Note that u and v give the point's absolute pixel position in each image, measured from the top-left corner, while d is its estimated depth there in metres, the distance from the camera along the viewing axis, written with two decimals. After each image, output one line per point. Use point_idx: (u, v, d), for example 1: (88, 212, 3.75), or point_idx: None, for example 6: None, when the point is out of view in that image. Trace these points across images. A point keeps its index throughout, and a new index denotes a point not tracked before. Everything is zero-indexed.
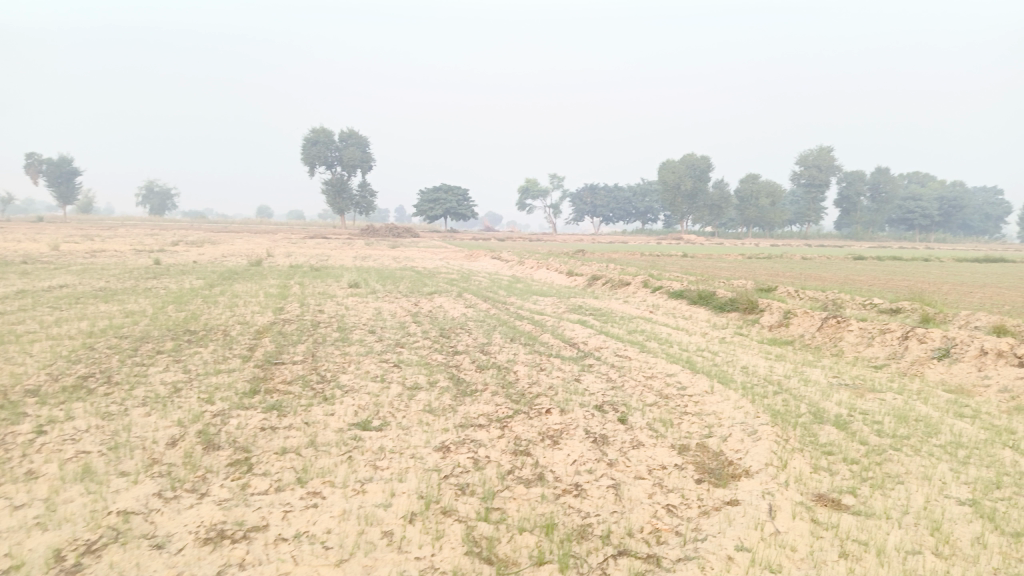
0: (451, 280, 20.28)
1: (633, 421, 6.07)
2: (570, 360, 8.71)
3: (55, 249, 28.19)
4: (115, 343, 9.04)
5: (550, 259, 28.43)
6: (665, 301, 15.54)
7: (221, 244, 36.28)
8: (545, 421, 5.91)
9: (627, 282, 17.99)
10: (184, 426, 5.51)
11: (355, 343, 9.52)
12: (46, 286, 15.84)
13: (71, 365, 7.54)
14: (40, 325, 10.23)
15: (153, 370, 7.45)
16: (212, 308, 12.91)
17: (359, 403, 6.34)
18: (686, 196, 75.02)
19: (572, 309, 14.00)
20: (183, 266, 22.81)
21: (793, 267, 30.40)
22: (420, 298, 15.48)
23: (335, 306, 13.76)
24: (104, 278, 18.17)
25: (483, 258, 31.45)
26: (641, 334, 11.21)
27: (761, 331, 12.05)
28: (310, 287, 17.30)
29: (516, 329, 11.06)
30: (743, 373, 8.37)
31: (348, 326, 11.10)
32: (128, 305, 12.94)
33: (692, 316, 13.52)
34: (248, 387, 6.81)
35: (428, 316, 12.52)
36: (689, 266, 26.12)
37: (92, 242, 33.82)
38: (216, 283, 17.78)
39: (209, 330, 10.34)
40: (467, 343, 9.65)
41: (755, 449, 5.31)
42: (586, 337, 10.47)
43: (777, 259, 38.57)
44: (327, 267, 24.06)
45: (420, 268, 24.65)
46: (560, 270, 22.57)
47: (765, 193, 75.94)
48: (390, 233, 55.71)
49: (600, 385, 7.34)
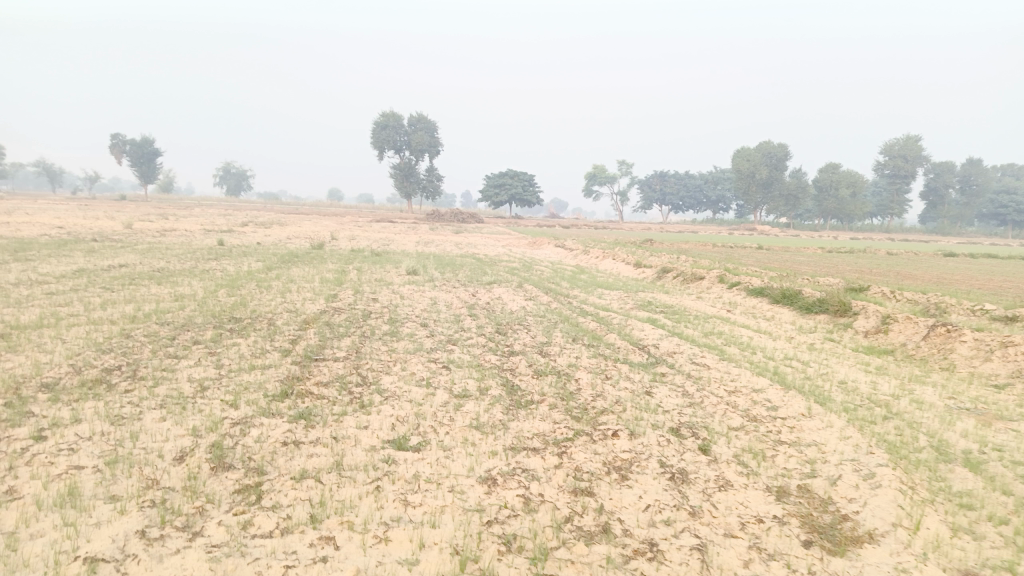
0: (512, 269, 19.49)
1: (717, 451, 5.10)
2: (640, 367, 7.73)
3: (128, 228, 28.72)
4: (153, 329, 8.56)
5: (616, 248, 27.21)
6: (744, 298, 14.33)
7: (287, 225, 36.50)
8: (611, 448, 5.00)
9: (700, 276, 16.81)
10: (196, 436, 4.84)
11: (403, 338, 8.78)
12: (108, 265, 15.79)
13: (100, 355, 7.04)
14: (85, 308, 9.88)
15: (183, 364, 6.87)
16: (264, 293, 12.43)
17: (399, 414, 5.57)
18: (760, 185, 72.07)
19: (642, 305, 12.96)
20: (246, 248, 22.73)
21: (878, 263, 28.29)
22: (478, 288, 14.71)
23: (391, 294, 13.15)
24: (166, 259, 18.09)
25: (547, 246, 30.50)
26: (718, 337, 10.13)
27: (855, 338, 10.76)
28: (368, 272, 16.77)
29: (579, 326, 10.14)
30: (843, 392, 7.21)
31: (399, 318, 10.37)
32: (181, 288, 12.59)
33: (775, 317, 12.31)
34: (280, 389, 6.12)
35: (485, 309, 11.72)
36: (765, 260, 24.50)
37: (165, 220, 34.62)
38: (274, 266, 17.43)
39: (255, 319, 9.79)
40: (525, 343, 8.76)
41: (875, 501, 4.26)
42: (657, 339, 9.47)
43: (860, 254, 36.26)
44: (388, 252, 23.57)
45: (482, 256, 23.90)
46: (628, 261, 21.48)
47: (845, 183, 72.28)
48: (454, 217, 55.35)
49: (676, 401, 6.37)
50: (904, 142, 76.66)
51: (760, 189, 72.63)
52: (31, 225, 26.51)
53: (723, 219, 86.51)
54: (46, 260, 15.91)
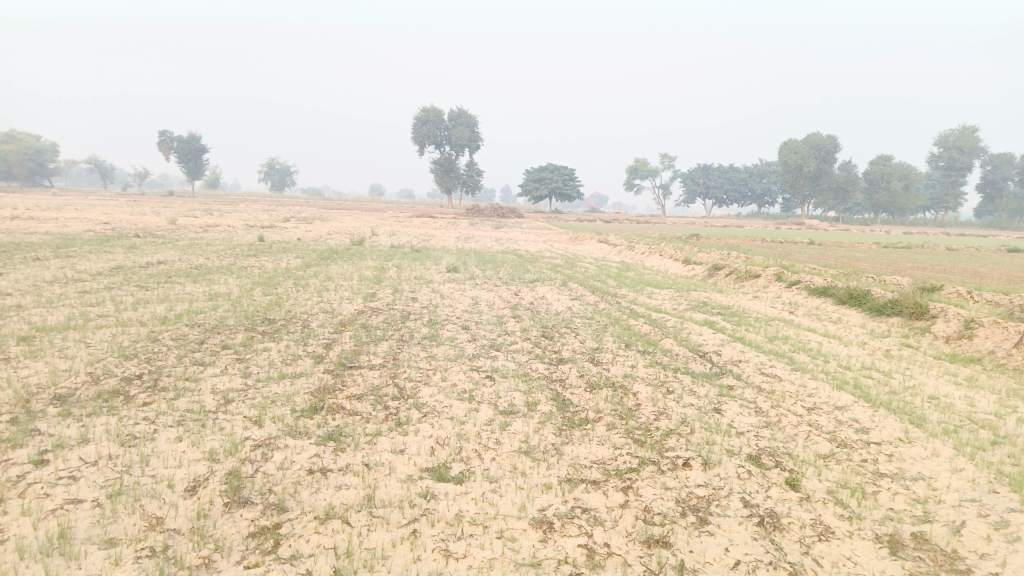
0: (556, 266, 18.82)
1: (809, 488, 4.37)
2: (704, 379, 6.98)
3: (173, 223, 28.89)
4: (183, 332, 8.12)
5: (663, 244, 26.32)
6: (806, 298, 13.41)
7: (328, 221, 36.38)
8: (685, 482, 4.31)
9: (756, 274, 15.90)
10: (213, 462, 4.31)
11: (444, 343, 8.17)
12: (147, 262, 15.59)
13: (122, 361, 6.58)
14: (116, 308, 9.52)
15: (209, 372, 6.38)
16: (300, 292, 11.98)
17: (439, 434, 4.95)
18: (808, 178, 69.90)
19: (696, 306, 12.14)
20: (286, 244, 22.52)
21: (937, 260, 26.80)
22: (521, 286, 14.06)
23: (431, 293, 12.59)
24: (206, 255, 17.91)
25: (589, 242, 29.73)
26: (785, 343, 9.30)
27: (935, 345, 9.78)
28: (408, 270, 16.26)
29: (632, 330, 9.42)
30: (938, 409, 6.34)
31: (439, 320, 9.78)
32: (217, 286, 12.22)
33: (842, 320, 11.40)
34: (308, 402, 5.56)
35: (529, 310, 11.06)
36: (821, 257, 23.37)
37: (208, 216, 34.83)
38: (313, 263, 17.06)
39: (289, 320, 9.30)
40: (575, 349, 8.07)
41: (1015, 561, 3.49)
42: (719, 345, 8.71)
43: (917, 249, 34.51)
44: (428, 248, 23.08)
45: (524, 252, 23.27)
46: (676, 257, 20.58)
47: (897, 176, 69.66)
48: (495, 212, 54.82)
49: (750, 423, 5.64)
50: (961, 133, 73.54)
51: (808, 182, 70.41)
52: (79, 221, 26.78)
53: (769, 213, 84.25)
54: (86, 257, 15.82)
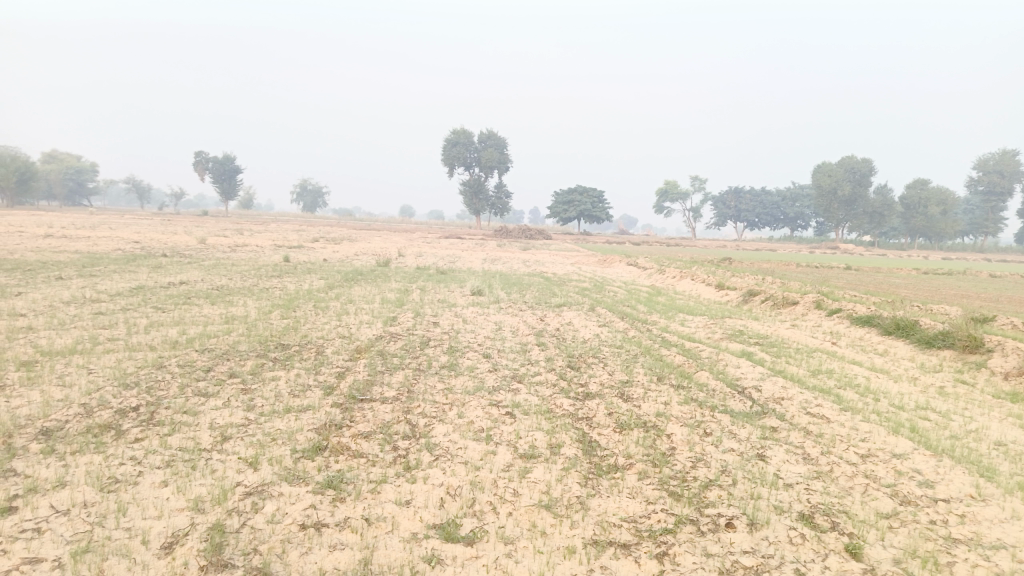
0: (584, 289, 18.31)
1: (873, 557, 3.78)
2: (743, 419, 6.40)
3: (202, 243, 29.02)
4: (191, 358, 7.77)
5: (694, 268, 25.71)
6: (848, 328, 12.72)
7: (356, 241, 36.32)
8: (729, 549, 3.75)
9: (793, 301, 15.21)
10: (197, 514, 3.86)
11: (463, 373, 7.68)
12: (169, 282, 15.44)
13: (121, 391, 6.21)
14: (127, 332, 9.22)
15: (210, 403, 5.98)
16: (319, 316, 11.63)
17: (450, 481, 4.47)
18: (842, 201, 68.56)
19: (732, 335, 11.52)
20: (311, 265, 22.33)
21: (982, 287, 25.69)
22: (547, 311, 13.58)
23: (453, 318, 12.17)
24: (229, 275, 17.75)
25: (619, 265, 29.18)
26: (829, 377, 8.66)
27: (993, 381, 9.03)
28: (431, 293, 15.86)
29: (664, 362, 8.86)
30: (1009, 459, 5.66)
31: (460, 348, 9.32)
32: (234, 308, 11.91)
33: (889, 352, 10.71)
34: (311, 440, 5.11)
35: (555, 337, 10.55)
36: (861, 283, 22.55)
37: (238, 236, 34.97)
38: (336, 285, 16.77)
39: (303, 346, 8.91)
40: (603, 382, 7.53)
41: None
42: (758, 380, 8.10)
43: (959, 276, 33.26)
44: (454, 270, 22.72)
45: (551, 275, 22.81)
46: (708, 282, 19.92)
47: (935, 200, 68.00)
48: (523, 234, 54.49)
49: (798, 473, 5.07)
50: (1001, 156, 71.74)
51: (842, 205, 69.07)
52: (111, 240, 27.03)
53: (801, 237, 82.79)
54: (109, 276, 15.73)
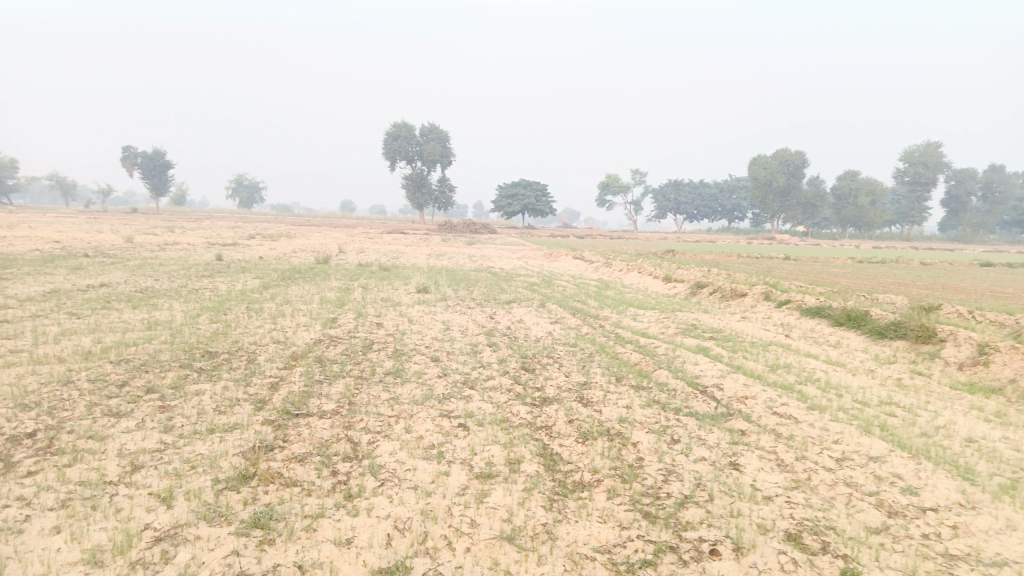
0: (532, 285, 17.86)
1: None
2: (710, 422, 6.03)
3: (129, 241, 27.51)
4: (103, 371, 6.95)
5: (640, 260, 25.68)
6: (799, 319, 12.61)
7: (294, 238, 35.03)
8: None
9: (742, 293, 15.08)
10: (92, 569, 3.21)
11: (410, 380, 7.10)
12: (88, 285, 14.30)
13: (16, 413, 5.40)
14: (32, 341, 8.30)
15: (121, 425, 5.25)
16: (252, 319, 10.84)
17: (398, 512, 3.92)
18: (778, 194, 70.05)
19: (685, 330, 11.23)
20: (246, 263, 21.26)
21: (915, 275, 26.42)
22: (496, 309, 13.08)
23: (397, 318, 11.54)
24: (156, 276, 16.64)
25: (565, 258, 28.91)
26: (790, 372, 8.41)
27: (948, 372, 8.95)
28: (374, 291, 15.15)
29: (622, 361, 8.45)
30: (985, 457, 5.44)
31: (405, 351, 8.72)
32: (159, 313, 11.00)
33: (843, 344, 10.59)
34: (237, 467, 4.47)
35: (506, 336, 10.05)
36: (802, 273, 22.82)
37: (168, 234, 33.32)
38: (273, 284, 15.89)
39: (233, 354, 8.17)
40: (560, 386, 7.06)
41: None
42: (719, 378, 7.76)
43: (891, 264, 34.28)
44: (397, 266, 21.97)
45: (497, 270, 22.33)
46: (656, 274, 19.74)
47: (864, 191, 70.23)
48: (467, 228, 53.82)
49: (776, 483, 4.70)
50: (925, 149, 74.65)
51: (778, 197, 70.63)
52: (27, 239, 25.32)
53: (739, 228, 84.49)
54: (19, 279, 14.48)
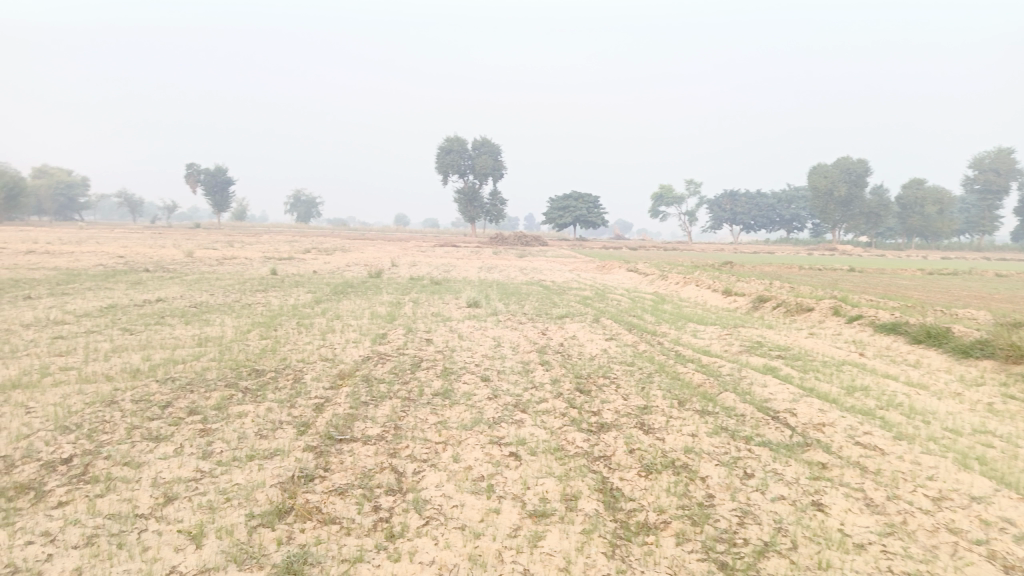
0: (586, 298, 17.39)
1: None
2: (786, 453, 5.49)
3: (189, 256, 28.12)
4: (148, 391, 6.81)
5: (697, 272, 24.91)
6: (872, 336, 11.83)
7: (346, 251, 35.38)
8: None
9: (808, 308, 14.31)
10: None
11: (459, 402, 6.75)
12: (145, 300, 14.47)
13: (56, 437, 5.25)
14: (84, 358, 8.27)
15: (160, 450, 5.04)
16: (301, 335, 10.69)
17: (443, 558, 3.55)
18: (840, 203, 67.69)
19: (750, 347, 10.60)
20: (300, 277, 21.39)
21: (992, 287, 24.91)
22: (549, 324, 12.68)
23: (447, 334, 11.24)
24: (212, 291, 16.77)
25: (619, 271, 28.30)
26: (869, 396, 7.75)
27: None
28: (425, 305, 14.93)
29: (683, 382, 7.93)
30: None
31: (455, 370, 8.39)
32: (210, 329, 10.96)
33: (923, 364, 9.81)
34: (274, 501, 4.18)
35: (560, 354, 9.62)
36: (870, 286, 21.73)
37: (226, 248, 34.03)
38: (324, 299, 15.85)
39: (279, 372, 7.96)
40: (618, 410, 6.60)
41: None
42: (791, 401, 7.17)
43: (965, 276, 32.53)
44: (449, 280, 21.78)
45: (549, 283, 21.91)
46: (715, 287, 19.02)
47: (930, 199, 67.46)
48: (519, 240, 53.60)
49: (868, 528, 4.16)
50: (996, 155, 71.37)
51: (839, 207, 68.23)
52: (93, 254, 26.11)
53: (798, 238, 82.14)
54: (80, 294, 14.75)
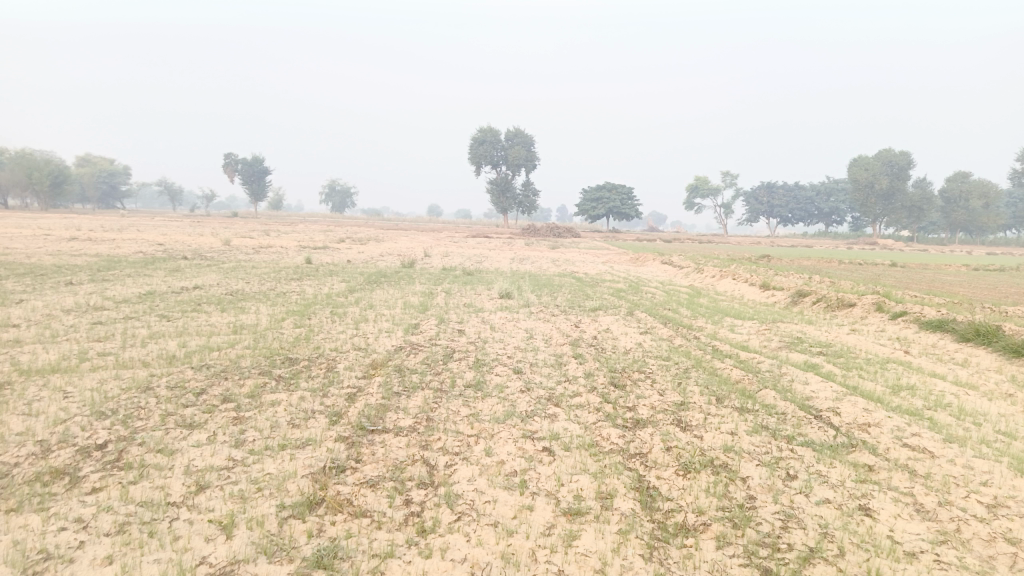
0: (620, 291, 17.17)
1: None
2: (830, 454, 5.29)
3: (227, 244, 28.48)
4: (183, 378, 6.84)
5: (733, 266, 24.47)
6: (917, 334, 11.44)
7: (380, 241, 35.54)
8: None
9: (850, 304, 13.92)
10: None
11: (491, 395, 6.65)
12: (182, 287, 14.65)
13: (92, 422, 5.28)
14: (121, 344, 8.36)
15: (193, 438, 5.04)
16: (334, 324, 10.70)
17: (476, 556, 3.45)
18: (881, 196, 65.93)
19: (789, 343, 10.32)
20: (333, 266, 21.53)
21: None
22: (582, 317, 12.51)
23: (480, 325, 11.16)
24: (248, 279, 16.92)
25: (653, 263, 27.93)
26: (916, 396, 7.47)
27: None
28: (458, 296, 14.87)
29: (721, 378, 7.73)
30: None
31: (487, 362, 8.29)
32: (244, 316, 11.03)
33: (973, 363, 9.44)
34: (306, 492, 4.13)
35: (593, 348, 9.48)
36: (913, 282, 21.12)
37: (262, 237, 34.44)
38: (358, 288, 15.89)
39: (312, 361, 7.95)
40: (654, 406, 6.44)
41: None
42: (834, 400, 6.93)
43: (1013, 273, 31.48)
44: (481, 271, 21.73)
45: (582, 275, 21.73)
46: (752, 281, 18.64)
47: (976, 193, 65.51)
48: (551, 231, 53.32)
49: (919, 535, 3.96)
50: None
51: (880, 201, 66.51)
52: (134, 242, 26.60)
53: (836, 232, 80.48)
54: (120, 281, 14.99)
